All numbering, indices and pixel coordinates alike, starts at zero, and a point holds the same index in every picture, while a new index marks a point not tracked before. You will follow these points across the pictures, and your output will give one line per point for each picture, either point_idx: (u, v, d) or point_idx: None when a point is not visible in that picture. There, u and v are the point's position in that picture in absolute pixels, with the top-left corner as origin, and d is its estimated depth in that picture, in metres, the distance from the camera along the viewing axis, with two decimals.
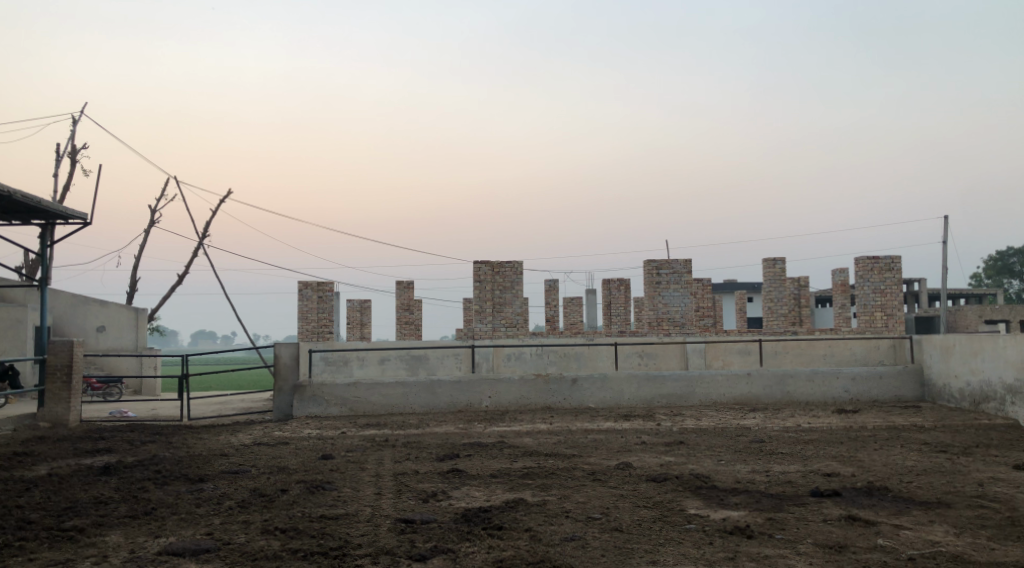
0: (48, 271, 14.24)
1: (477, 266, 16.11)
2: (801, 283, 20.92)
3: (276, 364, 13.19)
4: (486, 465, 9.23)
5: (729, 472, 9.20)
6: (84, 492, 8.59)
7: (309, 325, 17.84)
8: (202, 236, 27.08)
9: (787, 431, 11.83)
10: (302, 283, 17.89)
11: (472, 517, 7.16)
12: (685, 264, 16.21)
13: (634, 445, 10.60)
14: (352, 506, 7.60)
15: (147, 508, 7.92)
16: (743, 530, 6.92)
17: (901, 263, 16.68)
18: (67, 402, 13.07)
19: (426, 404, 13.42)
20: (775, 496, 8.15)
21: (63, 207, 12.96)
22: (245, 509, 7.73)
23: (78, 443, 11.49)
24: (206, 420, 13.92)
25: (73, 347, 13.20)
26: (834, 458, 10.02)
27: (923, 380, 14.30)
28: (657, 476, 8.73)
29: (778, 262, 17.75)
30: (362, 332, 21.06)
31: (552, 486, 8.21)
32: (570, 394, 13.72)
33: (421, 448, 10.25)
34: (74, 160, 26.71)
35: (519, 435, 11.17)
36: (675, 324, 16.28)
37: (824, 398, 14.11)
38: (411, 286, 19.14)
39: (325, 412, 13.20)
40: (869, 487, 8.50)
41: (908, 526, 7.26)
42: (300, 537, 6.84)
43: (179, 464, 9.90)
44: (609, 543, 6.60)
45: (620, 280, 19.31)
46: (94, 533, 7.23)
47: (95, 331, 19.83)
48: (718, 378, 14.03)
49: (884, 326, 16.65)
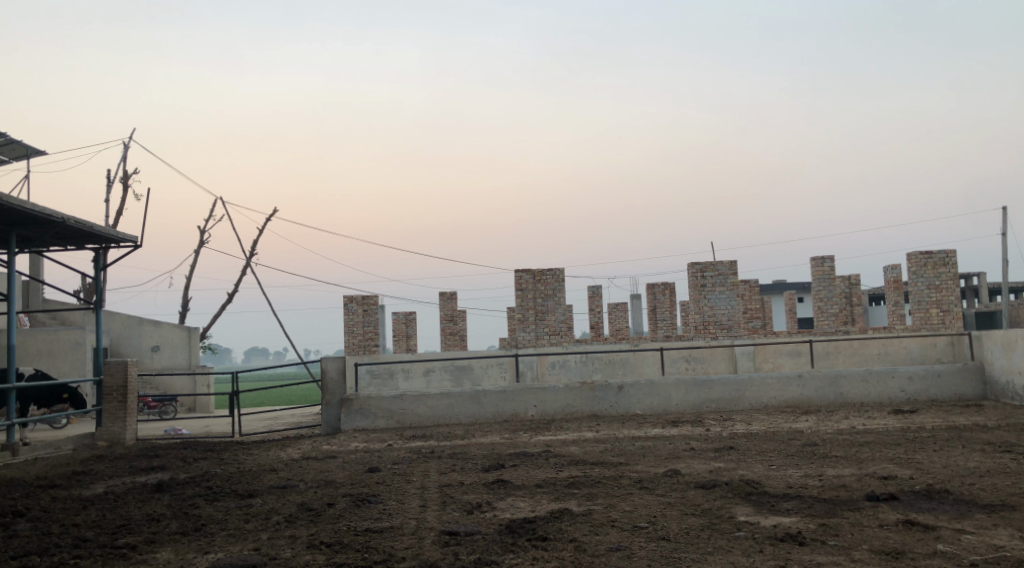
0: (102, 294, 14.53)
1: (519, 275, 16.03)
2: (851, 282, 20.50)
3: (322, 379, 13.28)
4: (532, 474, 9.15)
5: (780, 477, 8.98)
6: (137, 509, 8.72)
7: (355, 339, 17.95)
8: (250, 254, 27.66)
9: (841, 434, 11.54)
10: (347, 297, 18.00)
11: (517, 529, 7.07)
12: (730, 265, 15.95)
13: (682, 451, 10.44)
14: (398, 519, 7.57)
15: (196, 525, 8.00)
16: (795, 537, 6.73)
17: (956, 257, 16.22)
18: (124, 421, 13.32)
19: (472, 415, 13.39)
20: (829, 501, 7.93)
21: (115, 231, 13.23)
22: (292, 523, 7.76)
23: (134, 461, 11.70)
24: (257, 436, 14.08)
25: (128, 367, 13.44)
26: (891, 460, 9.74)
27: (984, 377, 13.87)
28: (706, 482, 8.56)
29: (826, 261, 17.42)
30: (408, 344, 21.16)
31: (598, 495, 8.10)
32: (616, 401, 13.58)
33: (466, 460, 10.21)
34: (127, 183, 27.35)
35: (566, 444, 11.07)
36: (722, 327, 16.03)
37: (880, 399, 13.76)
38: (454, 296, 19.17)
39: (372, 425, 13.24)
40: (928, 490, 8.23)
41: (970, 530, 6.99)
42: (344, 551, 6.83)
43: (230, 480, 10.00)
44: (656, 553, 6.46)
45: (665, 284, 19.15)
46: (145, 550, 7.31)
47: (150, 351, 20.21)
48: (768, 380, 13.76)
49: (941, 322, 16.20)
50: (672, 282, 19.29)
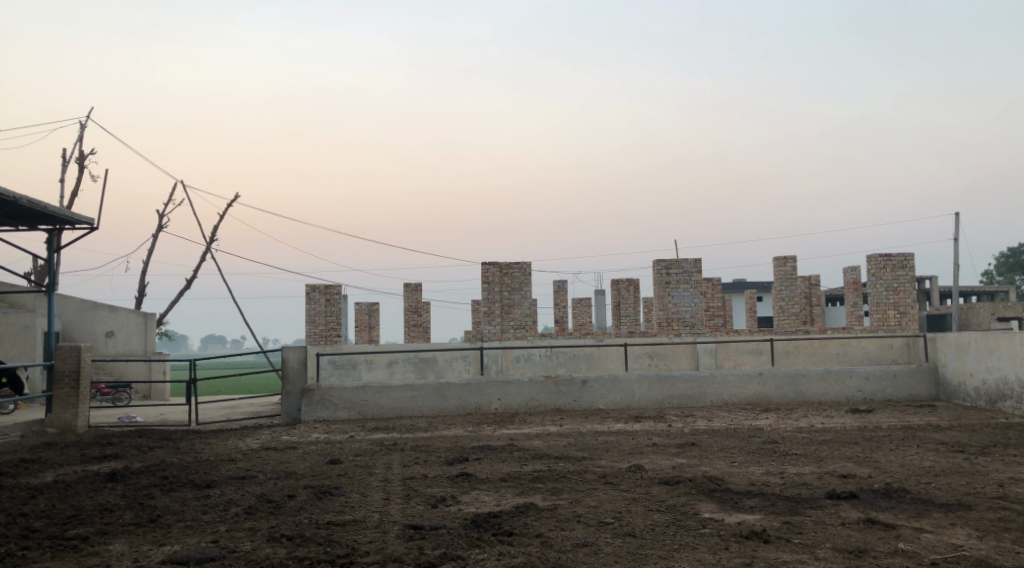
0: (55, 277, 14.16)
1: (485, 268, 15.98)
2: (811, 282, 20.75)
3: (283, 369, 13.09)
4: (496, 468, 9.09)
5: (742, 474, 9.04)
6: (89, 499, 8.49)
7: (316, 329, 17.73)
8: (209, 240, 27.20)
9: (800, 432, 11.65)
10: (309, 285, 17.79)
11: (482, 523, 7.01)
12: (695, 263, 16.01)
13: (645, 447, 10.46)
14: (361, 512, 7.47)
15: (152, 515, 7.82)
16: (760, 535, 6.76)
17: (914, 260, 16.49)
18: (75, 408, 12.98)
19: (435, 407, 13.30)
20: (791, 499, 7.98)
21: (69, 212, 12.87)
22: (251, 515, 7.62)
23: (85, 449, 11.42)
24: (214, 425, 13.83)
25: (81, 353, 13.10)
26: (849, 458, 9.85)
27: (938, 379, 14.11)
28: (669, 478, 8.58)
29: (789, 260, 17.58)
30: (370, 334, 20.99)
31: (563, 490, 8.08)
32: (580, 396, 13.58)
33: (430, 452, 10.12)
34: (82, 164, 26.71)
35: (530, 438, 11.03)
36: (685, 324, 16.11)
37: (838, 398, 13.92)
38: (419, 288, 19.03)
39: (333, 416, 13.09)
40: (887, 489, 8.32)
41: (929, 529, 7.09)
42: (306, 544, 6.72)
43: (187, 470, 9.80)
44: (622, 549, 6.45)
45: (630, 280, 19.21)
46: (98, 542, 7.12)
47: (103, 336, 19.77)
48: (730, 378, 13.86)
49: (897, 324, 16.45)
50: (636, 278, 19.33)
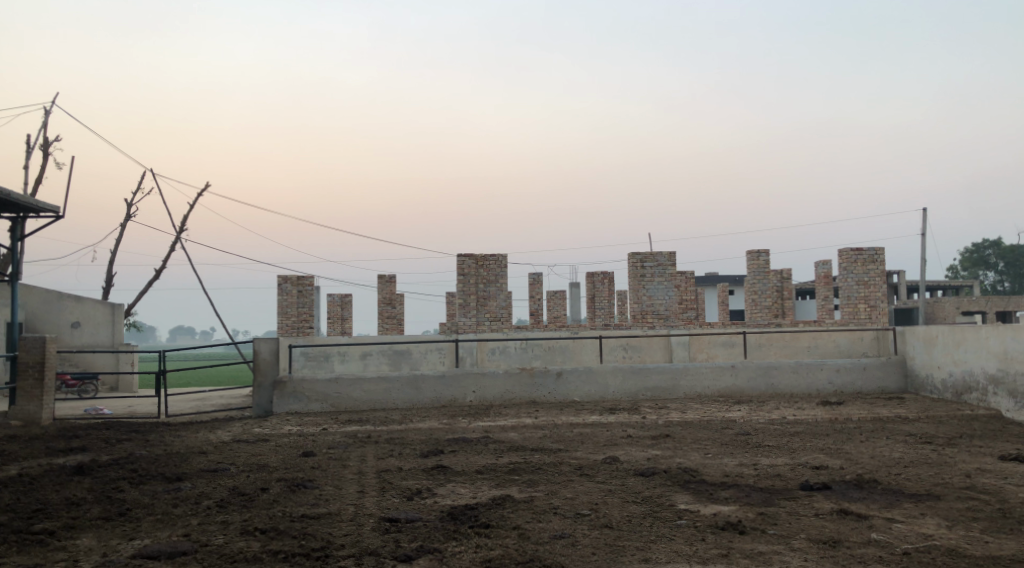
0: (19, 266, 13.89)
1: (460, 260, 15.90)
2: (783, 275, 20.92)
3: (254, 361, 12.95)
4: (471, 460, 9.06)
5: (717, 465, 9.08)
6: (55, 493, 8.34)
7: (289, 320, 17.57)
8: (179, 229, 26.85)
9: (773, 424, 11.73)
10: (282, 277, 17.62)
11: (458, 516, 6.97)
12: (669, 256, 16.08)
13: (620, 438, 10.47)
14: (335, 505, 7.40)
15: (121, 509, 7.69)
16: (735, 526, 6.79)
17: (885, 254, 16.64)
18: (39, 399, 12.75)
19: (409, 400, 13.23)
20: (765, 490, 8.03)
21: (33, 200, 12.63)
22: (223, 508, 7.52)
23: (51, 442, 11.22)
24: (184, 418, 13.66)
25: (46, 344, 12.87)
26: (821, 450, 9.93)
27: (906, 371, 14.26)
28: (645, 470, 8.60)
29: (762, 254, 17.70)
30: (343, 326, 20.86)
31: (539, 482, 8.06)
32: (555, 388, 13.58)
33: (404, 445, 10.07)
34: (46, 152, 26.23)
35: (505, 430, 11.01)
36: (659, 317, 16.16)
37: (809, 390, 14.04)
38: (393, 280, 18.95)
39: (306, 408, 12.99)
40: (859, 480, 8.40)
41: (900, 519, 7.16)
42: (281, 538, 6.64)
43: (156, 463, 9.66)
44: (599, 540, 6.45)
45: (604, 273, 19.25)
46: (65, 536, 6.99)
47: (69, 328, 19.42)
48: (703, 370, 13.93)
49: (868, 317, 16.62)
50: (611, 271, 19.37)
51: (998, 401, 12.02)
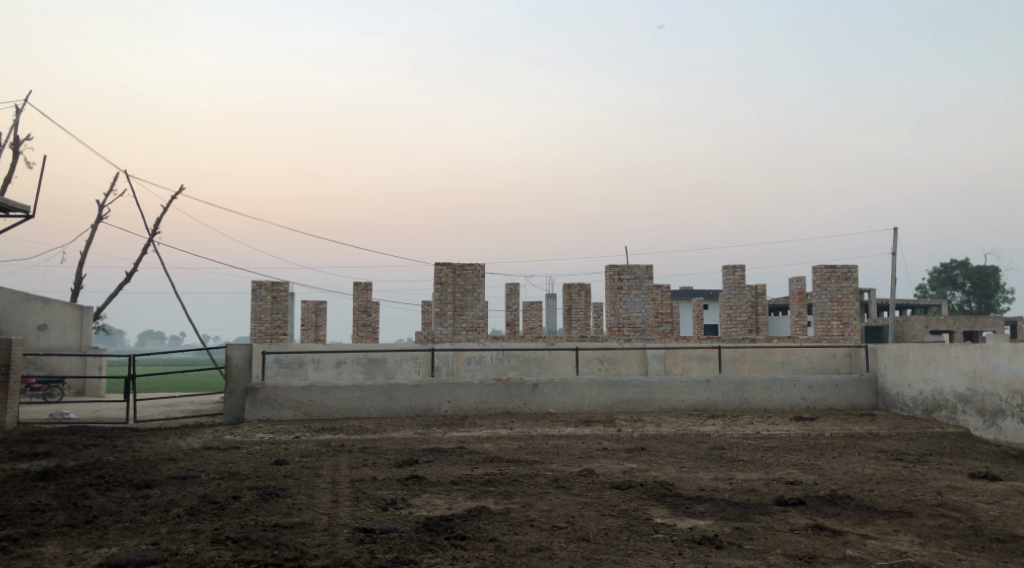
0: None
1: (438, 269, 15.83)
2: (758, 291, 21.05)
3: (227, 367, 12.78)
4: (446, 471, 8.98)
5: (692, 479, 9.08)
6: (20, 499, 8.15)
7: (262, 326, 17.39)
8: (151, 231, 26.50)
9: (747, 438, 11.76)
10: (256, 282, 17.46)
11: (434, 527, 6.90)
12: (646, 269, 16.11)
13: (596, 451, 10.44)
14: (308, 515, 7.29)
15: (88, 516, 7.53)
16: (712, 540, 6.77)
17: (858, 272, 16.77)
18: (3, 403, 12.48)
19: (383, 408, 13.12)
20: (740, 505, 8.03)
21: (3, 199, 12.40)
22: (194, 517, 7.39)
23: (15, 446, 10.99)
24: (153, 423, 13.44)
25: (12, 346, 12.65)
26: (795, 465, 9.96)
27: (878, 389, 14.37)
28: (621, 483, 8.57)
29: (738, 269, 17.80)
30: (316, 334, 20.70)
31: (515, 494, 8.00)
32: (530, 399, 13.53)
33: (378, 454, 9.96)
34: (17, 150, 25.83)
35: (480, 441, 10.93)
36: (635, 330, 16.19)
37: (782, 405, 14.10)
38: (369, 288, 18.83)
39: (278, 416, 12.84)
40: (833, 495, 8.42)
41: (874, 536, 7.18)
42: (252, 547, 6.52)
43: (124, 469, 9.48)
44: (577, 554, 6.40)
45: (581, 285, 19.25)
46: (29, 544, 6.82)
47: (36, 329, 19.09)
48: (678, 384, 13.95)
49: (840, 334, 16.75)
50: (587, 283, 19.37)
51: (967, 419, 12.15)
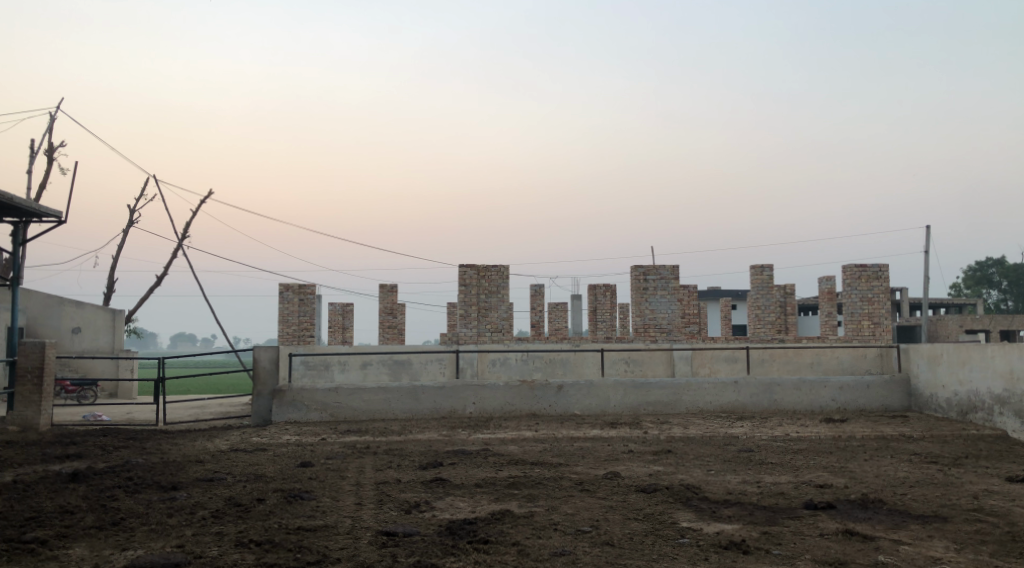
0: (20, 271, 13.84)
1: (462, 270, 15.84)
2: (786, 291, 20.82)
3: (254, 369, 12.86)
4: (470, 473, 8.94)
5: (719, 482, 8.96)
6: (49, 501, 8.23)
7: (289, 328, 17.47)
8: (181, 236, 26.81)
9: (775, 441, 11.61)
10: (283, 285, 17.55)
11: (457, 530, 6.86)
12: (672, 270, 15.99)
13: (621, 453, 10.35)
14: (332, 518, 7.29)
15: (115, 518, 7.59)
16: (739, 545, 6.67)
17: (889, 271, 16.51)
18: (38, 405, 12.63)
19: (408, 410, 13.12)
20: (769, 509, 7.91)
21: (37, 205, 12.57)
22: (219, 519, 7.41)
23: (47, 448, 11.11)
24: (182, 425, 13.56)
25: (45, 349, 12.78)
26: (824, 468, 9.81)
27: (910, 390, 14.13)
28: (647, 486, 8.47)
29: (766, 269, 17.61)
30: (343, 336, 20.80)
31: (539, 497, 7.95)
32: (555, 401, 13.46)
33: (403, 456, 9.96)
34: (51, 157, 26.24)
35: (505, 443, 10.89)
36: (662, 331, 16.05)
37: (811, 407, 13.92)
38: (395, 289, 18.84)
39: (304, 417, 12.88)
40: (863, 499, 8.27)
41: (907, 541, 7.03)
42: (275, 550, 6.52)
43: (152, 471, 9.56)
44: (601, 559, 6.33)
45: (606, 285, 19.16)
46: (58, 546, 6.88)
47: (70, 332, 19.38)
48: (705, 385, 13.81)
49: (871, 334, 16.50)
50: (613, 284, 19.27)
51: (1004, 421, 11.90)
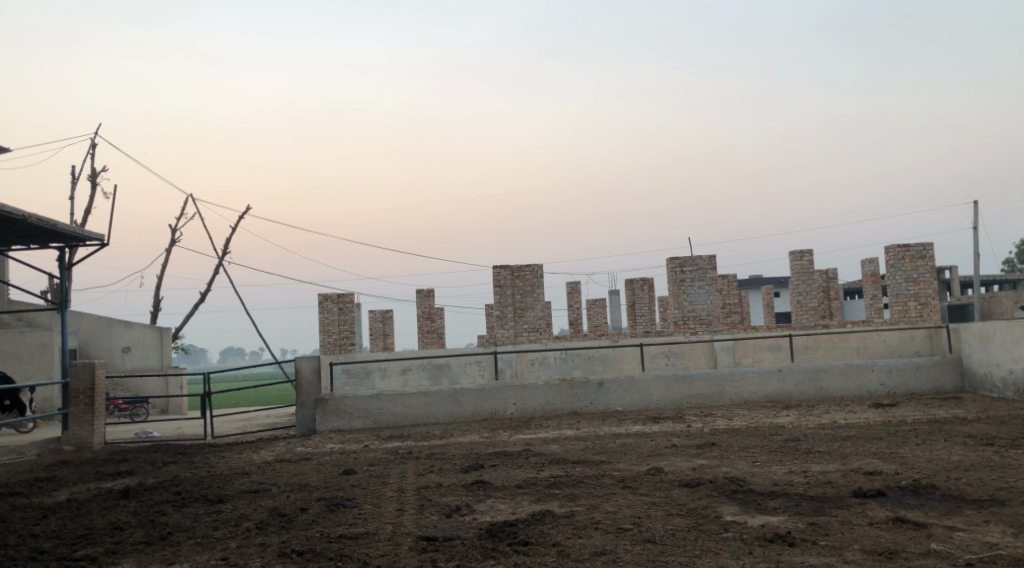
0: (67, 293, 14.13)
1: (497, 271, 15.79)
2: (828, 275, 20.50)
3: (296, 379, 12.95)
4: (511, 475, 8.90)
5: (764, 473, 8.81)
6: (100, 518, 8.38)
7: (331, 338, 17.61)
8: (223, 253, 27.22)
9: (823, 428, 11.39)
10: (321, 295, 17.69)
11: (497, 533, 6.83)
12: (709, 260, 15.80)
13: (665, 448, 10.23)
14: (373, 524, 7.31)
15: (162, 533, 7.69)
16: (784, 537, 6.54)
17: (934, 250, 16.14)
18: (91, 424, 12.88)
19: (450, 414, 13.13)
20: (816, 498, 7.75)
21: (80, 231, 12.82)
22: (262, 530, 7.47)
23: (100, 466, 11.33)
24: (229, 438, 13.75)
25: (95, 370, 12.98)
26: (874, 454, 9.60)
27: (962, 370, 13.79)
28: (690, 480, 8.36)
29: (806, 253, 17.29)
30: (384, 342, 20.93)
31: (581, 496, 7.89)
32: (596, 398, 13.38)
33: (444, 460, 9.96)
34: (94, 182, 26.81)
35: (546, 442, 10.84)
36: (702, 322, 15.86)
37: (859, 392, 13.65)
38: (431, 294, 18.90)
39: (348, 425, 12.95)
40: (915, 485, 8.07)
41: (961, 527, 6.83)
42: (316, 560, 6.55)
43: (200, 485, 9.69)
44: (642, 556, 6.25)
45: (644, 279, 19.05)
46: (106, 562, 6.98)
47: (121, 352, 19.77)
48: (749, 375, 13.61)
49: (919, 315, 16.12)
50: (651, 277, 19.13)
51: None
